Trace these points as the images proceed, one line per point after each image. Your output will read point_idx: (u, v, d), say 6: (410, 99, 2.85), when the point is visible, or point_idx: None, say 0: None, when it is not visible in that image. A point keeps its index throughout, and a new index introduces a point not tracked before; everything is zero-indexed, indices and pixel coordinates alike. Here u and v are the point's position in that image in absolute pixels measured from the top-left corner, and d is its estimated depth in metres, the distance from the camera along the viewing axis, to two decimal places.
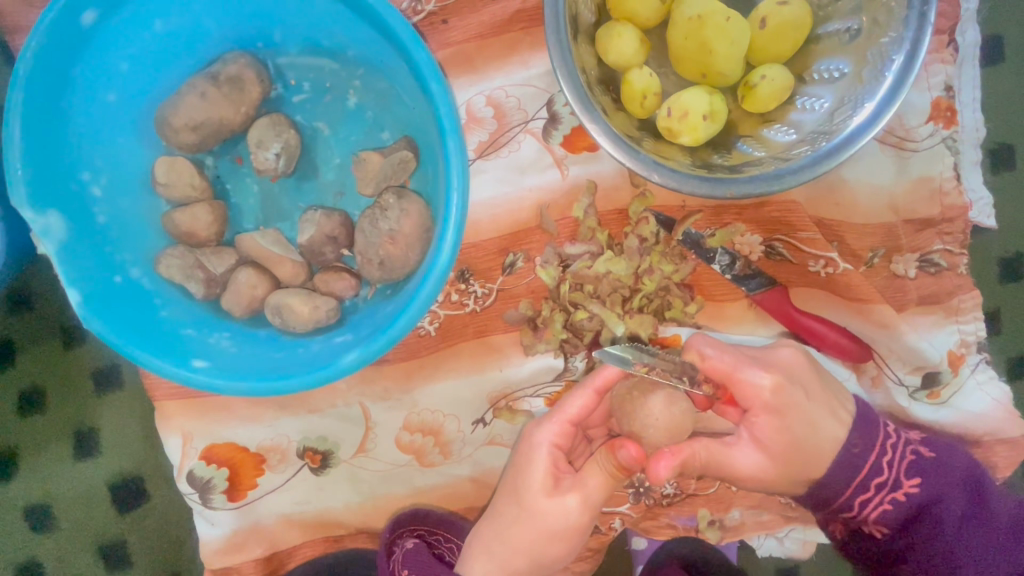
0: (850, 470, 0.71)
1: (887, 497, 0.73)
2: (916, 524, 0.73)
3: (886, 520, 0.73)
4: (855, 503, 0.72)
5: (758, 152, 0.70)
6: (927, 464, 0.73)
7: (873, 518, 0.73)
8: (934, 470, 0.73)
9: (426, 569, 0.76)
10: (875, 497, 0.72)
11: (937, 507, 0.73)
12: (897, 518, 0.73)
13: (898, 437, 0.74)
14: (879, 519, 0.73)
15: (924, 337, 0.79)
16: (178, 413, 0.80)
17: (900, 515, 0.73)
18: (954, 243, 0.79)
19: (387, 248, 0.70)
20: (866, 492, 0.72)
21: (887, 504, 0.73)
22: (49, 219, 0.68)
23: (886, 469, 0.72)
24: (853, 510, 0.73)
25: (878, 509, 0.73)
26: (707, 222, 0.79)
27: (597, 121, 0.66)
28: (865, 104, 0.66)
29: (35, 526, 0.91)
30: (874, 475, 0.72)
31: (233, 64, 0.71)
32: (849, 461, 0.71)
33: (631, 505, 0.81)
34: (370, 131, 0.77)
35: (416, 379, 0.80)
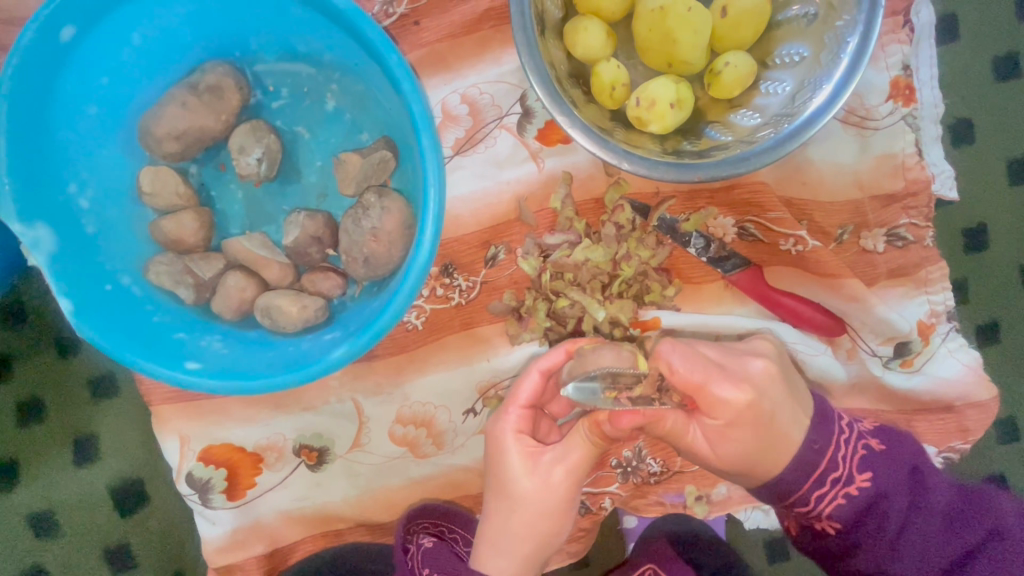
0: (806, 467, 0.73)
1: (840, 491, 0.74)
2: (870, 521, 0.73)
3: (841, 517, 0.74)
4: (810, 497, 0.74)
5: (725, 136, 0.73)
6: (877, 461, 0.74)
7: (827, 513, 0.74)
8: (883, 467, 0.74)
9: (447, 566, 0.76)
10: (829, 492, 0.73)
11: (889, 505, 0.73)
12: (851, 515, 0.73)
13: (851, 431, 0.76)
14: (833, 514, 0.74)
15: (895, 308, 0.81)
16: (174, 416, 0.81)
17: (852, 513, 0.73)
18: (920, 217, 0.81)
19: (370, 246, 0.72)
20: (823, 486, 0.73)
21: (841, 498, 0.73)
22: (39, 232, 0.69)
23: (840, 464, 0.74)
24: (808, 504, 0.74)
25: (832, 504, 0.74)
26: (681, 207, 0.81)
27: (568, 113, 0.68)
28: (824, 86, 0.68)
29: (39, 534, 0.92)
30: (831, 470, 0.73)
31: (212, 73, 0.73)
32: (806, 458, 0.73)
33: (620, 485, 0.83)
34: (349, 134, 0.79)
35: (406, 373, 0.82)
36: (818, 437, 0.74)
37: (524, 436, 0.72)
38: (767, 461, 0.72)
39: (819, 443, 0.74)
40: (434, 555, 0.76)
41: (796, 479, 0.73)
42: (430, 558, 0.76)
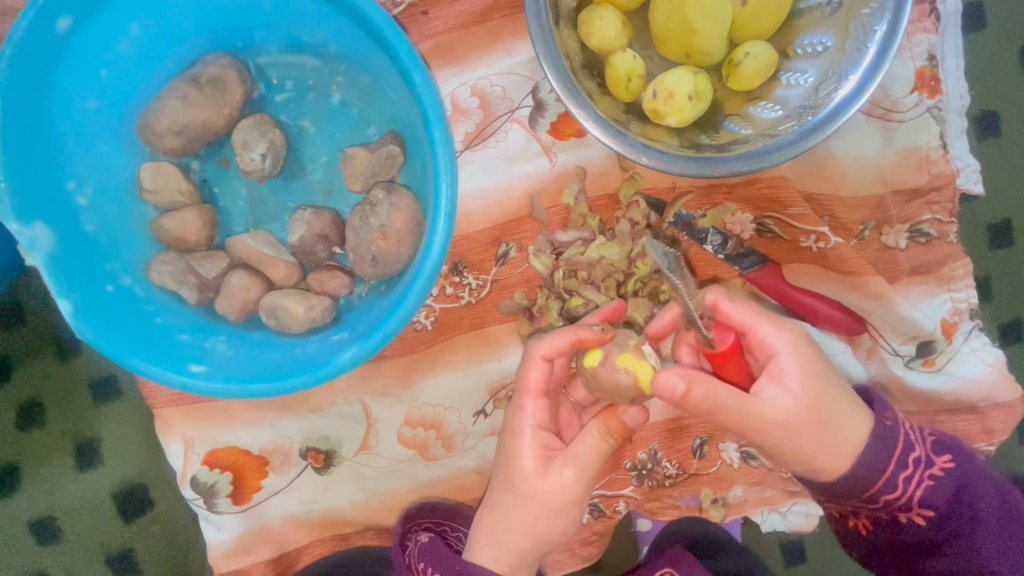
0: (885, 450, 0.71)
1: (926, 474, 0.74)
2: (956, 504, 0.74)
3: (930, 501, 0.74)
4: (898, 480, 0.73)
5: (745, 130, 0.70)
6: (951, 445, 0.76)
7: (918, 499, 0.74)
8: (957, 450, 0.76)
9: (443, 556, 0.74)
10: (916, 474, 0.73)
11: (971, 485, 0.75)
12: (939, 498, 0.74)
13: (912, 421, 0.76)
14: (922, 500, 0.74)
15: (917, 307, 0.79)
16: (178, 419, 0.79)
17: (941, 495, 0.74)
18: (944, 212, 0.79)
19: (379, 244, 0.69)
20: (907, 469, 0.73)
21: (926, 480, 0.74)
22: (36, 231, 0.67)
23: (917, 444, 0.74)
24: (897, 488, 0.73)
25: (921, 487, 0.74)
26: (697, 203, 0.79)
27: (583, 106, 0.66)
28: (849, 76, 0.65)
29: (40, 539, 0.91)
30: (911, 450, 0.73)
31: (214, 65, 0.70)
32: (883, 436, 0.71)
33: (635, 488, 0.82)
34: (355, 128, 0.76)
35: (415, 374, 0.80)
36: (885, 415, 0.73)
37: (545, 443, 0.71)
38: (839, 445, 0.70)
39: (890, 421, 0.73)
40: (429, 550, 0.75)
41: (873, 466, 0.71)
42: (426, 553, 0.75)
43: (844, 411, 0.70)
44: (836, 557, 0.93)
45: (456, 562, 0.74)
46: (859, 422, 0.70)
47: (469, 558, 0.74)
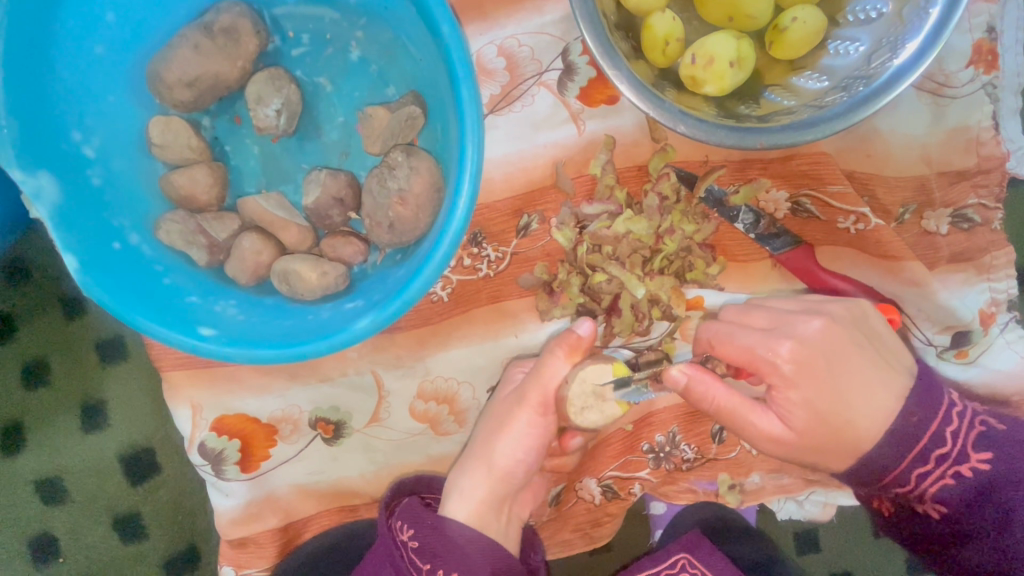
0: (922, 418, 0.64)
1: (949, 471, 0.64)
2: (982, 505, 0.65)
3: (946, 497, 0.65)
4: (911, 476, 0.64)
5: (787, 101, 0.66)
6: (999, 437, 0.65)
7: (932, 494, 0.65)
8: (1004, 446, 0.65)
9: (420, 515, 0.71)
10: (935, 471, 0.64)
11: (1009, 485, 0.64)
12: (959, 495, 0.65)
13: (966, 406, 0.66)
14: (936, 495, 0.65)
15: (954, 295, 0.76)
16: (186, 383, 0.78)
17: (961, 493, 0.65)
18: (990, 197, 0.75)
19: (397, 209, 0.66)
20: (926, 465, 0.64)
21: (949, 478, 0.65)
22: (41, 181, 0.64)
23: (948, 440, 0.64)
24: (909, 483, 0.65)
25: (937, 484, 0.65)
26: (730, 177, 0.75)
27: (619, 67, 0.61)
28: (907, 43, 0.61)
29: (47, 499, 0.90)
30: (936, 446, 0.64)
31: (227, 13, 0.66)
32: (905, 434, 0.63)
33: (650, 470, 0.80)
34: (374, 87, 0.72)
35: (429, 347, 0.78)
36: (914, 410, 0.64)
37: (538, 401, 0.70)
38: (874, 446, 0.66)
39: (915, 419, 0.64)
40: (408, 510, 0.72)
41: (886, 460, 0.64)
42: (403, 511, 0.72)
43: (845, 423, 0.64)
44: (849, 547, 0.93)
45: (428, 516, 0.70)
46: (885, 415, 0.64)
47: (445, 514, 0.72)
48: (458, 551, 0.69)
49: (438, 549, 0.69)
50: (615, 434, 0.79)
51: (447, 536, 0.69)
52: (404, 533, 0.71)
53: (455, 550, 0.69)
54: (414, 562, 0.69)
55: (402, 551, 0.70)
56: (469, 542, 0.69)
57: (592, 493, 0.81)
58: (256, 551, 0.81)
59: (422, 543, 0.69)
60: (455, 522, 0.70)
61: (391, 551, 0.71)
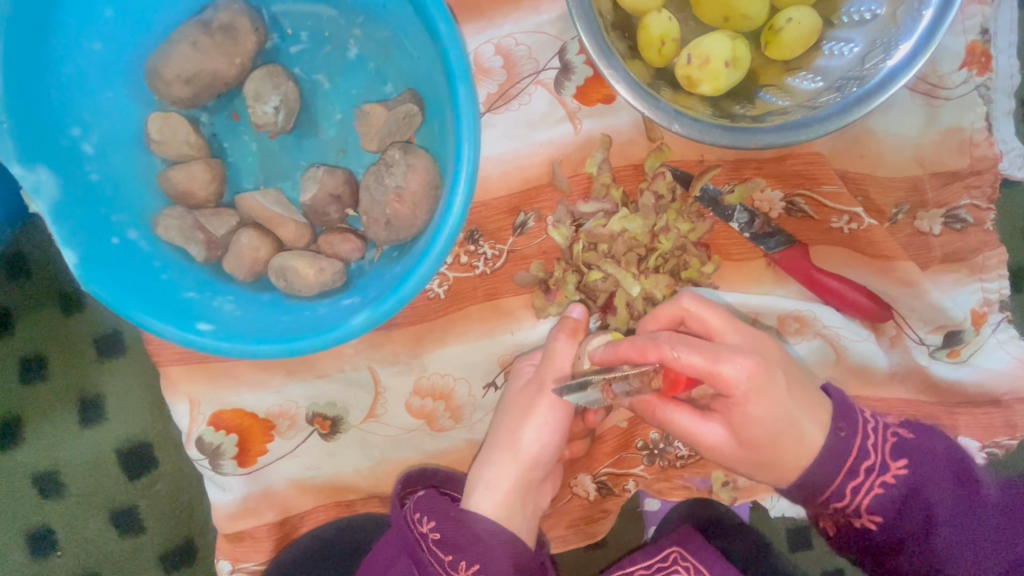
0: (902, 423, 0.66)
1: (876, 482, 0.65)
2: (908, 512, 0.66)
3: (880, 508, 0.66)
4: (845, 490, 0.65)
5: (782, 101, 0.67)
6: (910, 445, 0.68)
7: (866, 507, 0.66)
8: (917, 452, 0.67)
9: (441, 508, 0.72)
10: (865, 483, 0.65)
11: (927, 489, 0.66)
12: (891, 504, 0.66)
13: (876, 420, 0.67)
14: (871, 507, 0.66)
15: (947, 295, 0.77)
16: (184, 378, 0.78)
17: (891, 502, 0.66)
18: (982, 198, 0.76)
19: (393, 207, 0.67)
20: (857, 476, 0.65)
21: (878, 488, 0.65)
22: (40, 176, 0.64)
23: (871, 450, 0.65)
24: (844, 498, 0.65)
25: (869, 495, 0.65)
26: (725, 177, 0.76)
27: (615, 67, 0.62)
28: (901, 44, 0.61)
29: (45, 492, 0.90)
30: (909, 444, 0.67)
31: (226, 10, 0.67)
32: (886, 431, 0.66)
33: (644, 467, 0.81)
34: (372, 84, 0.73)
35: (426, 343, 0.78)
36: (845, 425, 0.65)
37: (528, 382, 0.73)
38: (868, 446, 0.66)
39: (845, 433, 0.65)
40: (426, 501, 0.72)
41: (827, 469, 0.64)
42: (422, 504, 0.72)
43: (826, 422, 0.65)
44: (842, 544, 0.93)
45: (451, 508, 0.72)
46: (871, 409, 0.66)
47: (468, 507, 0.73)
48: (480, 543, 0.70)
49: (461, 541, 0.70)
50: (610, 431, 0.80)
51: (469, 529, 0.70)
52: (424, 525, 0.71)
53: (476, 542, 0.70)
54: (437, 553, 0.70)
55: (423, 543, 0.71)
56: (493, 535, 0.70)
57: (587, 489, 0.81)
58: (253, 545, 0.82)
59: (445, 535, 0.70)
60: (478, 515, 0.71)
61: (410, 542, 0.71)
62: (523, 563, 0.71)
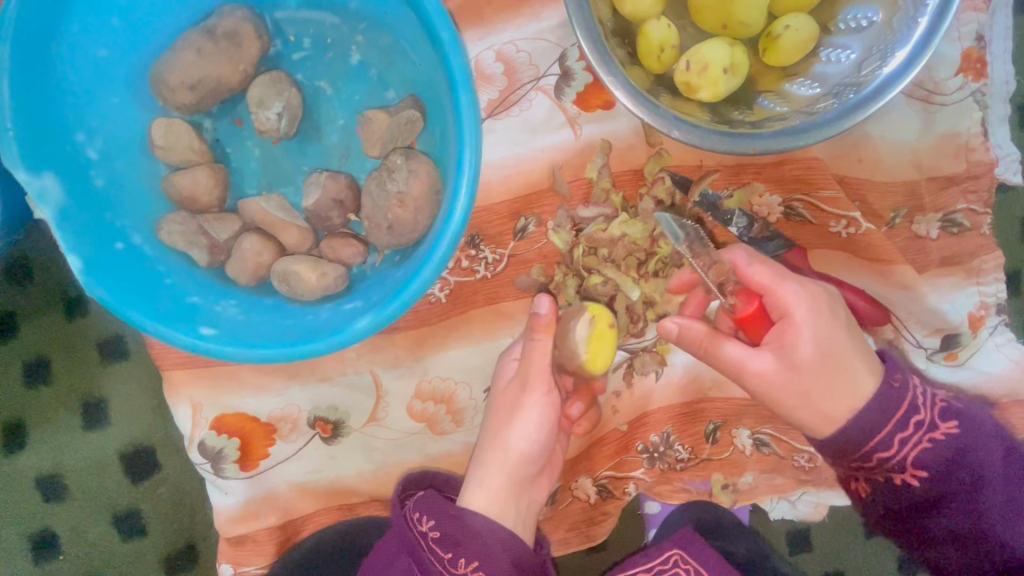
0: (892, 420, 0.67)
1: (925, 437, 0.67)
2: (956, 469, 0.67)
3: (926, 464, 0.67)
4: (893, 441, 0.66)
5: (780, 107, 0.67)
6: (960, 410, 0.69)
7: (912, 460, 0.66)
8: (967, 416, 0.69)
9: (440, 506, 0.71)
10: (914, 436, 0.66)
11: (976, 451, 0.68)
12: (939, 461, 0.67)
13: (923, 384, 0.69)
14: (917, 462, 0.67)
15: (945, 298, 0.77)
16: (187, 382, 0.78)
17: (939, 459, 0.67)
18: (979, 202, 0.77)
19: (396, 211, 0.67)
20: (906, 429, 0.66)
21: (925, 443, 0.67)
22: (45, 182, 0.65)
23: (923, 407, 0.67)
24: (891, 449, 0.66)
25: (917, 449, 0.67)
26: (725, 181, 0.76)
27: (615, 73, 0.62)
28: (897, 51, 0.62)
29: (47, 496, 0.91)
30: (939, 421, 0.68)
31: (230, 17, 0.67)
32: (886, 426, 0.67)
33: (645, 470, 0.81)
34: (374, 90, 0.74)
35: (427, 347, 0.79)
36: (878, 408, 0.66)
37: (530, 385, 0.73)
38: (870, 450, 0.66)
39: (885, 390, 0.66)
40: (425, 500, 0.72)
41: (872, 427, 0.65)
42: (421, 502, 0.71)
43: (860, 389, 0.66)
44: (843, 548, 0.94)
45: (450, 507, 0.71)
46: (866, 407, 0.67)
47: (463, 504, 0.72)
48: (480, 541, 0.69)
49: (460, 537, 0.69)
50: (610, 434, 0.80)
51: (468, 526, 0.70)
52: (423, 524, 0.70)
53: (475, 538, 0.69)
54: (437, 551, 0.69)
55: (422, 542, 0.70)
56: (492, 532, 0.70)
57: (588, 492, 0.82)
58: (255, 548, 0.82)
59: (444, 532, 0.69)
60: (478, 515, 0.71)
61: (409, 541, 0.70)
62: (524, 559, 0.71)
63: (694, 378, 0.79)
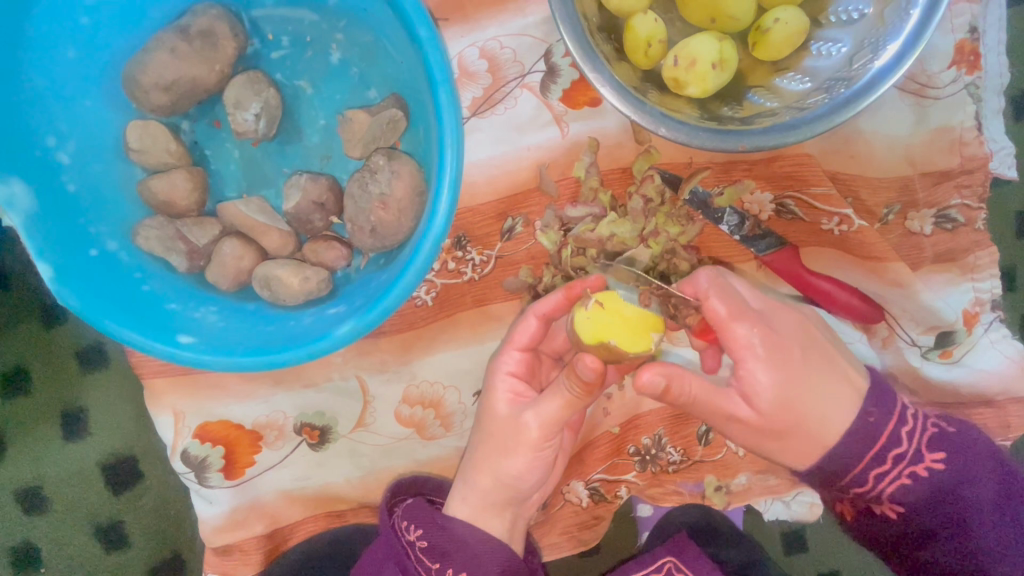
0: (879, 439, 0.66)
1: (905, 472, 0.68)
2: (938, 504, 0.69)
3: (904, 496, 0.69)
4: (869, 477, 0.67)
5: (770, 103, 0.66)
6: (951, 438, 0.70)
7: (888, 494, 0.68)
8: (956, 444, 0.70)
9: (428, 518, 0.71)
10: (893, 472, 0.67)
11: (963, 486, 0.69)
12: (917, 493, 0.68)
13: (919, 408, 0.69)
14: (894, 496, 0.69)
15: (939, 296, 0.76)
16: (168, 390, 0.77)
17: (916, 491, 0.69)
18: (973, 197, 0.75)
19: (378, 214, 0.66)
20: (886, 465, 0.67)
21: (905, 478, 0.68)
22: (14, 188, 0.63)
23: (904, 442, 0.67)
24: (867, 484, 0.68)
25: (896, 485, 0.68)
26: (715, 178, 0.75)
27: (600, 70, 0.61)
28: (889, 44, 0.61)
29: (28, 508, 0.89)
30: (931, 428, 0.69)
31: (204, 16, 0.65)
32: (864, 432, 0.66)
33: (637, 473, 0.80)
34: (355, 90, 0.72)
35: (414, 351, 0.77)
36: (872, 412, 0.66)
37: (518, 390, 0.71)
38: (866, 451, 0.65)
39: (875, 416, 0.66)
40: (414, 509, 0.72)
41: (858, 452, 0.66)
42: (410, 513, 0.72)
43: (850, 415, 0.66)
44: (839, 547, 0.93)
45: (438, 516, 0.72)
46: (848, 411, 0.66)
47: (450, 513, 0.73)
48: (467, 550, 0.71)
49: (448, 548, 0.71)
50: (602, 437, 0.79)
51: (455, 535, 0.71)
52: (410, 533, 0.71)
53: (462, 548, 0.71)
54: (423, 561, 0.70)
55: (409, 551, 0.71)
56: (481, 543, 0.71)
57: (579, 496, 0.80)
58: (242, 558, 0.81)
59: (431, 542, 0.71)
60: (463, 523, 0.72)
61: (397, 549, 0.71)
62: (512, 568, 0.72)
63: None
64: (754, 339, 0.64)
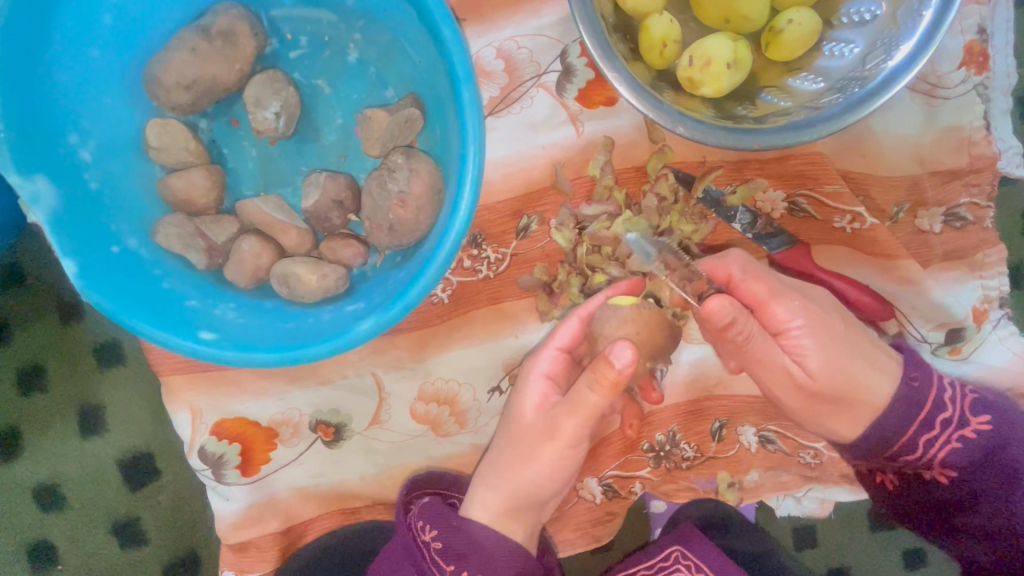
0: (907, 414, 0.72)
1: (954, 436, 0.73)
2: (985, 466, 0.74)
3: (954, 461, 0.74)
4: (920, 442, 0.73)
5: (784, 102, 0.67)
6: (992, 405, 0.74)
7: (939, 459, 0.74)
8: (998, 412, 0.74)
9: (447, 520, 0.73)
10: (940, 436, 0.73)
11: (1007, 447, 0.74)
12: (965, 457, 0.73)
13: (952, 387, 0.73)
14: (945, 460, 0.74)
15: (949, 293, 0.77)
16: (185, 387, 0.77)
17: (965, 455, 0.73)
18: (981, 195, 0.77)
19: (397, 211, 0.66)
20: (932, 430, 0.72)
21: (955, 442, 0.73)
22: (38, 185, 0.63)
23: (948, 407, 0.72)
24: (917, 450, 0.73)
25: (945, 449, 0.73)
26: (728, 178, 0.76)
27: (618, 69, 0.62)
28: (902, 45, 0.62)
29: (44, 506, 0.89)
30: (938, 413, 0.72)
31: (224, 16, 0.66)
32: None
33: (651, 469, 0.81)
34: (373, 89, 0.72)
35: (430, 348, 0.78)
36: None
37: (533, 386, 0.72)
38: None
39: None
40: (432, 510, 0.73)
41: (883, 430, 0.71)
42: (428, 513, 0.73)
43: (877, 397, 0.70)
44: (848, 543, 0.94)
45: (453, 517, 0.73)
46: None
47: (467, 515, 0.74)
48: (481, 552, 0.73)
49: (463, 549, 0.72)
50: (615, 433, 0.80)
51: (470, 538, 0.73)
52: (427, 533, 0.72)
53: (478, 550, 0.73)
54: (437, 562, 0.71)
55: (424, 552, 0.71)
56: (495, 544, 0.73)
57: (594, 493, 0.81)
58: (257, 555, 0.81)
59: (447, 544, 0.72)
60: (478, 525, 0.73)
61: (410, 548, 0.72)
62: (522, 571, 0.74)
63: (699, 376, 0.79)
64: (787, 320, 0.69)
